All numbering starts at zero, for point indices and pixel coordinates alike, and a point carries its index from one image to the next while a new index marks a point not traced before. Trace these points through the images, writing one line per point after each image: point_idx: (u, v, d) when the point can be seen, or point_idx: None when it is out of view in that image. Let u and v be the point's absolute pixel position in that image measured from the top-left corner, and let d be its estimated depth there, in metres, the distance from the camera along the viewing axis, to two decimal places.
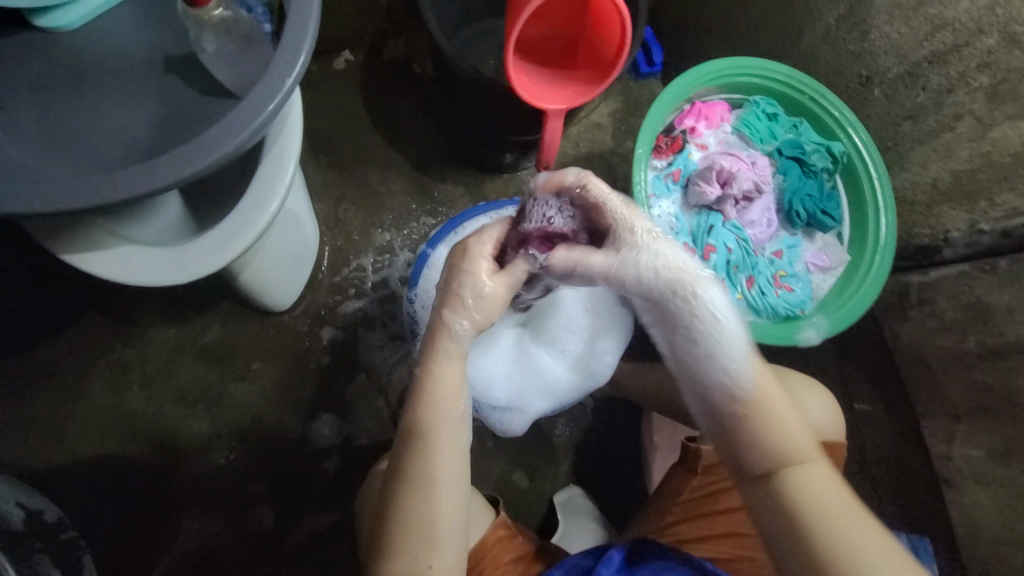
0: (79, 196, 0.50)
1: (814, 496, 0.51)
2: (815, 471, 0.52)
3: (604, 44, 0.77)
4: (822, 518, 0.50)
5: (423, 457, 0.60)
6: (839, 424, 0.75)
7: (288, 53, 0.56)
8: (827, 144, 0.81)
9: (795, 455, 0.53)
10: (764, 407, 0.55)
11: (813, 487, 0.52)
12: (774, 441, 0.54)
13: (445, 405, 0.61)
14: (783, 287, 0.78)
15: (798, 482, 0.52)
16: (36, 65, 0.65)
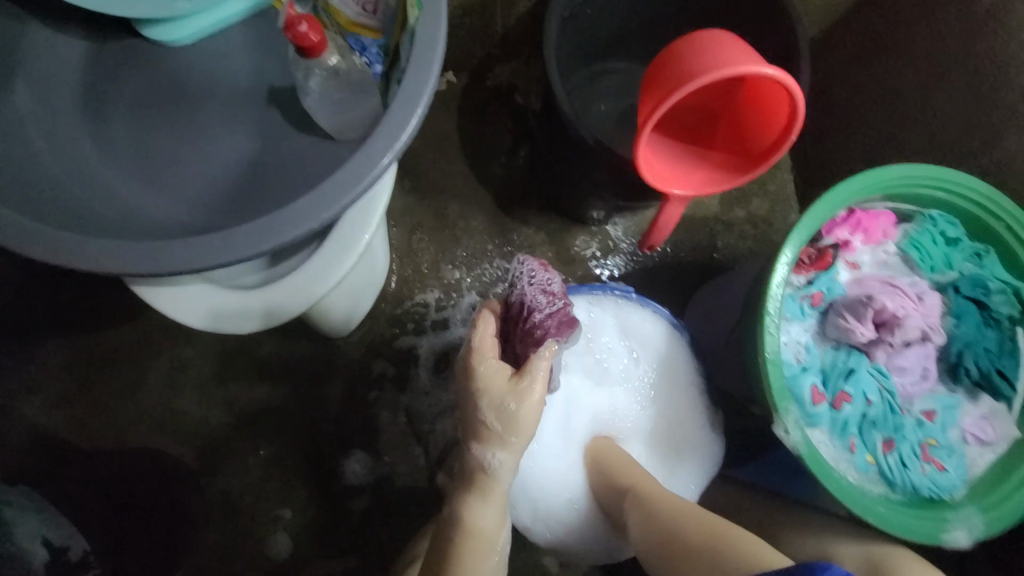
0: (149, 259, 0.45)
1: (655, 508, 0.69)
2: (645, 484, 0.73)
3: (755, 126, 0.64)
4: (664, 517, 0.67)
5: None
6: None
7: (397, 121, 0.49)
8: (1018, 288, 0.64)
9: (630, 481, 0.74)
10: (606, 451, 0.79)
11: (652, 499, 0.70)
12: (612, 466, 0.77)
13: (481, 530, 0.64)
14: (931, 461, 0.62)
15: (641, 498, 0.71)
16: (140, 81, 0.62)
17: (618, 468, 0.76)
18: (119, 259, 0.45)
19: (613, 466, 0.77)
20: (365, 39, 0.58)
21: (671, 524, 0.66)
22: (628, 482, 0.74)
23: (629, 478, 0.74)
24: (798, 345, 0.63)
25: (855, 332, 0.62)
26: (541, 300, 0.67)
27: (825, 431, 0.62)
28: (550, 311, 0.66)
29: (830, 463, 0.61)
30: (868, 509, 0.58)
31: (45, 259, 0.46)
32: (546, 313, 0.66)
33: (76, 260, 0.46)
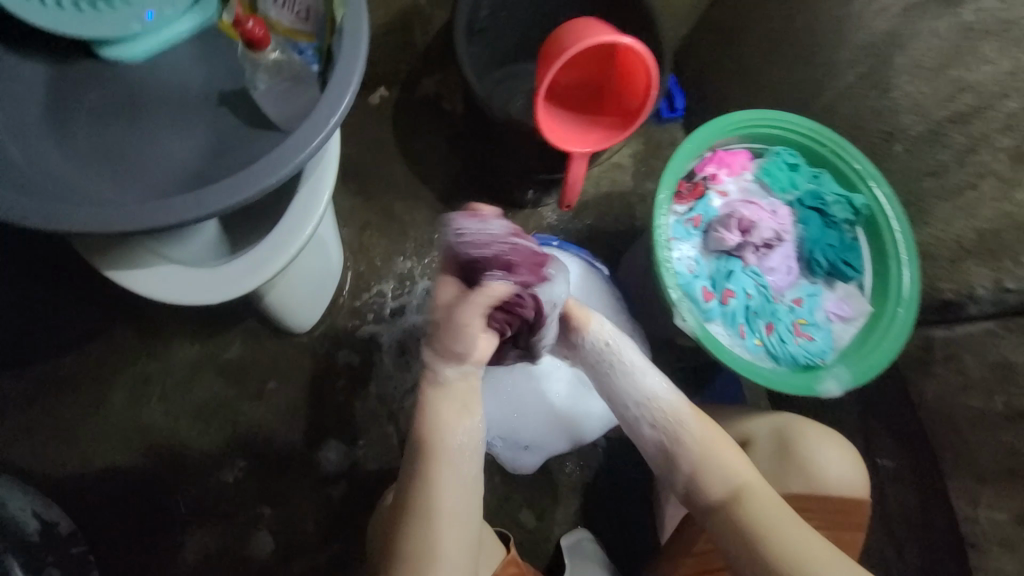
0: (134, 218, 0.57)
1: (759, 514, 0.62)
2: (756, 486, 0.65)
3: (630, 91, 0.81)
4: (769, 529, 0.61)
5: (434, 480, 0.64)
6: (862, 476, 0.73)
7: (334, 95, 0.61)
8: (848, 197, 0.81)
9: (740, 477, 0.65)
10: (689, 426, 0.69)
11: (759, 504, 0.63)
12: (717, 459, 0.67)
13: (443, 439, 0.65)
14: (803, 335, 0.78)
15: (748, 499, 0.63)
16: (98, 94, 0.70)
17: (723, 461, 0.66)
18: (110, 219, 0.57)
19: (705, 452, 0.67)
20: (302, 44, 0.69)
21: (773, 536, 0.60)
22: (736, 480, 0.65)
23: (737, 472, 0.66)
24: (688, 259, 0.78)
25: (727, 240, 0.78)
26: (473, 243, 0.62)
27: (719, 323, 0.77)
28: (481, 253, 0.62)
29: (727, 347, 0.75)
30: (757, 373, 0.73)
31: (38, 226, 0.56)
32: (484, 252, 0.62)
33: (68, 225, 0.56)
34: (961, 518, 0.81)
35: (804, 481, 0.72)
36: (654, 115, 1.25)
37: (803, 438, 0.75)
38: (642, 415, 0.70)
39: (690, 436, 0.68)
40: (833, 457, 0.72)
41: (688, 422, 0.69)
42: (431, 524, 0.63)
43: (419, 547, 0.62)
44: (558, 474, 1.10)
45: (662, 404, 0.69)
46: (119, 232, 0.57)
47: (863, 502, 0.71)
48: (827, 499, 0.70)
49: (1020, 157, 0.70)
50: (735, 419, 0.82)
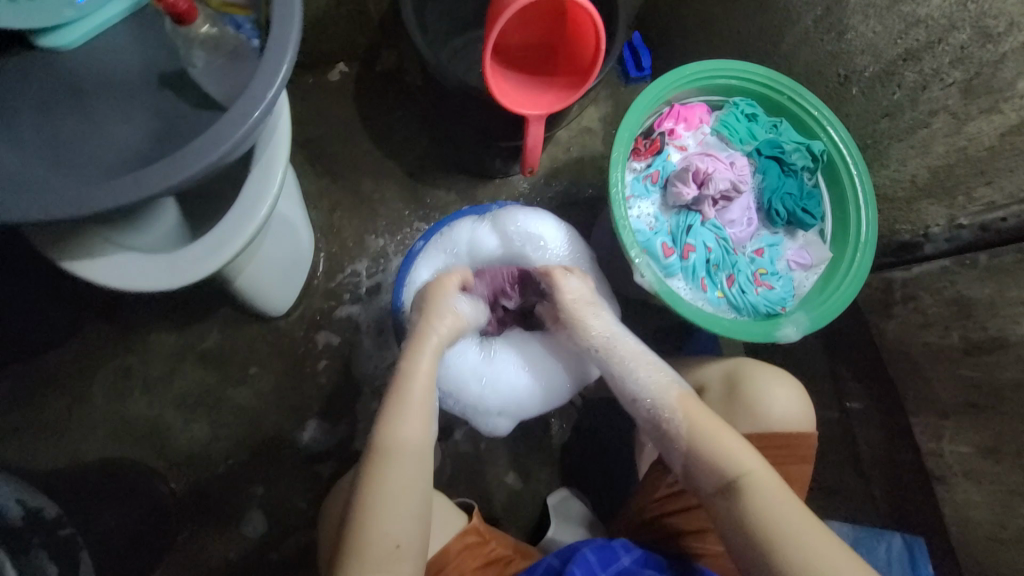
0: (74, 203, 0.58)
1: (761, 505, 0.61)
2: (760, 474, 0.64)
3: (582, 49, 0.80)
4: (772, 521, 0.60)
5: (391, 423, 0.69)
6: (810, 412, 0.76)
7: (271, 69, 0.62)
8: (807, 144, 0.82)
9: (740, 466, 0.64)
10: (691, 414, 0.70)
11: (763, 494, 0.62)
12: (710, 452, 0.67)
13: (407, 389, 0.72)
14: (763, 285, 0.80)
15: (751, 489, 0.63)
16: (34, 84, 0.68)
17: (722, 449, 0.66)
18: (50, 209, 0.57)
19: (701, 430, 0.68)
20: (237, 18, 0.69)
21: (777, 528, 0.60)
22: (736, 467, 0.65)
23: (738, 462, 0.65)
24: (647, 216, 0.80)
25: (684, 194, 0.79)
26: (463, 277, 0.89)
27: (680, 278, 0.78)
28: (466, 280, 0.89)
29: (688, 300, 0.77)
30: (717, 324, 0.73)
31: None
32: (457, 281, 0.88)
33: (11, 218, 0.57)
34: (926, 453, 0.85)
35: (750, 420, 0.75)
36: (621, 75, 1.23)
37: (748, 379, 0.77)
38: (639, 402, 0.75)
39: (679, 429, 0.70)
40: (779, 394, 0.75)
41: (675, 415, 0.71)
42: (381, 468, 0.66)
43: (371, 485, 0.65)
44: (542, 437, 1.13)
45: (648, 394, 0.74)
46: (61, 218, 0.58)
47: (810, 435, 0.74)
48: (772, 435, 0.73)
49: (969, 91, 0.69)
50: (691, 369, 0.86)
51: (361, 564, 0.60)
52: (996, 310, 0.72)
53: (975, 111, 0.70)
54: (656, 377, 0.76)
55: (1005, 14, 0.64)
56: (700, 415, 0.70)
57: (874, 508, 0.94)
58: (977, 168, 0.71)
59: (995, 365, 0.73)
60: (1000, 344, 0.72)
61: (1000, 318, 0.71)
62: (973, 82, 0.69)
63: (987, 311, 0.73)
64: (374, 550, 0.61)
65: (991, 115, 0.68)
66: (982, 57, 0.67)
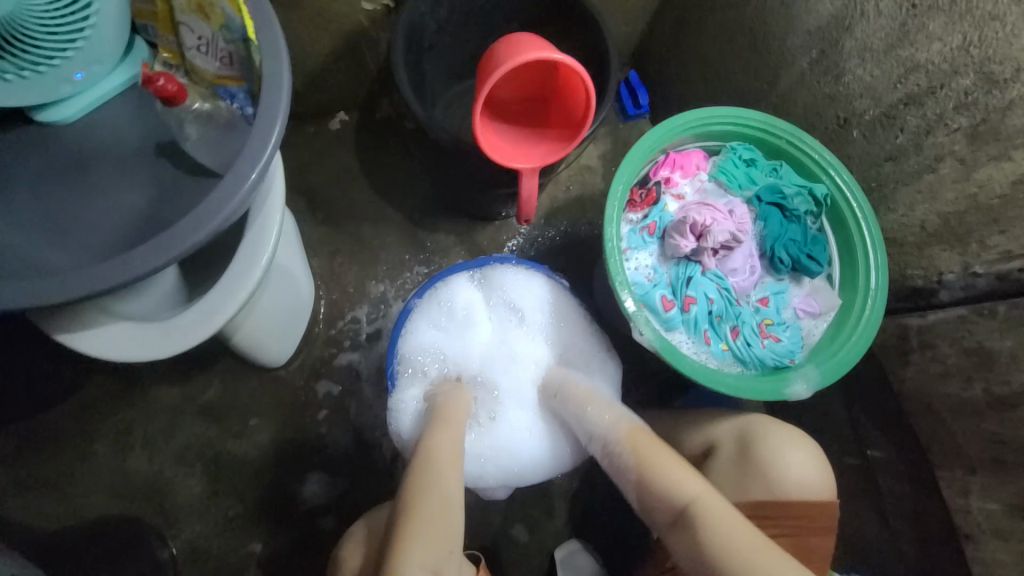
0: (59, 287, 0.57)
1: (711, 528, 0.65)
2: (707, 500, 0.67)
3: (574, 102, 0.80)
4: (722, 538, 0.63)
5: (429, 447, 0.76)
6: (829, 476, 0.72)
7: (258, 144, 0.62)
8: (809, 187, 0.80)
9: (689, 494, 0.69)
10: (640, 448, 0.74)
11: (713, 517, 0.66)
12: (660, 482, 0.71)
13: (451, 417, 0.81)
14: (770, 336, 0.77)
15: (701, 515, 0.66)
16: (35, 159, 0.69)
17: (670, 478, 0.71)
18: (34, 293, 0.56)
19: (649, 463, 0.73)
20: (232, 88, 0.69)
21: (725, 547, 0.63)
22: (685, 496, 0.69)
23: (686, 489, 0.69)
24: (646, 268, 0.78)
25: (682, 246, 0.77)
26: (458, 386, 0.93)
27: (682, 331, 0.76)
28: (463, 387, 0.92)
29: (691, 356, 0.74)
30: (720, 382, 0.70)
31: None
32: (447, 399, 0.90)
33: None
34: (954, 510, 0.79)
35: (766, 488, 0.71)
36: (620, 113, 1.22)
37: (761, 441, 0.73)
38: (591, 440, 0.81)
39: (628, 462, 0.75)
40: (794, 460, 0.71)
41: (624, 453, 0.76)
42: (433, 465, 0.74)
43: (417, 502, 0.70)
44: (549, 486, 1.09)
45: (598, 433, 0.80)
46: (47, 304, 0.57)
47: (828, 504, 0.70)
48: (790, 504, 0.69)
49: (975, 137, 0.67)
50: (700, 425, 0.81)
51: (417, 556, 0.65)
52: (1019, 364, 0.68)
53: (983, 158, 0.67)
54: (608, 417, 0.80)
55: (1010, 60, 0.61)
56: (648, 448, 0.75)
57: (902, 565, 0.88)
58: (989, 216, 0.68)
59: (1023, 422, 0.69)
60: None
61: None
62: (979, 129, 0.66)
63: (1009, 364, 0.69)
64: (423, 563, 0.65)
65: (1000, 162, 0.66)
66: (987, 103, 0.65)
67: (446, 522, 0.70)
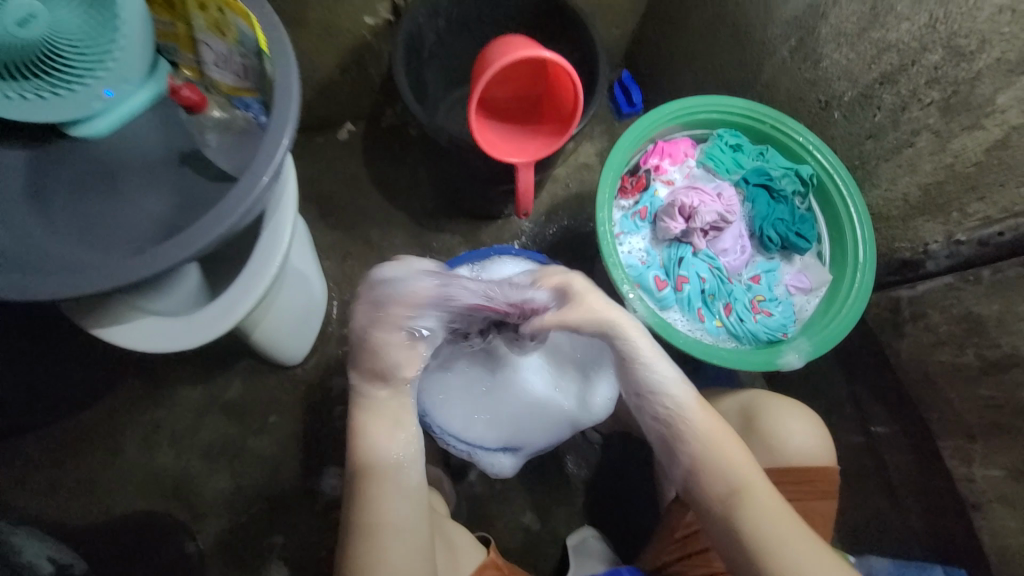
0: (97, 279, 0.63)
1: (753, 517, 0.62)
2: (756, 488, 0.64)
3: (565, 98, 0.86)
4: (762, 528, 0.62)
5: (361, 434, 0.68)
6: (829, 445, 0.74)
7: (272, 143, 0.68)
8: (795, 169, 0.82)
9: (737, 478, 0.65)
10: (701, 422, 0.68)
11: (758, 506, 0.63)
12: (713, 460, 0.66)
13: (370, 422, 0.68)
14: (762, 312, 0.80)
15: (747, 501, 0.63)
16: (68, 171, 0.76)
17: (723, 461, 0.65)
18: (76, 285, 0.63)
19: (710, 439, 0.67)
20: (246, 99, 0.78)
21: (761, 531, 0.62)
22: (735, 479, 0.65)
23: (735, 473, 0.65)
24: (638, 250, 0.82)
25: (672, 228, 0.81)
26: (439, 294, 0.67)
27: (676, 310, 0.80)
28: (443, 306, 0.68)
29: (685, 331, 0.78)
30: (714, 355, 0.73)
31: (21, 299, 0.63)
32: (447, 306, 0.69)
33: (43, 296, 0.62)
34: (957, 478, 0.80)
35: (766, 454, 0.73)
36: (614, 111, 1.27)
37: (765, 410, 0.76)
38: (649, 404, 0.71)
39: (691, 436, 0.68)
40: (794, 426, 0.74)
41: (692, 423, 0.68)
42: (372, 493, 0.66)
43: (364, 488, 0.66)
44: (559, 474, 1.12)
45: (664, 393, 0.69)
46: (87, 294, 0.63)
47: (828, 469, 0.72)
48: (790, 469, 0.71)
49: (948, 109, 0.70)
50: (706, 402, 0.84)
51: None
52: (1008, 326, 0.70)
53: (957, 129, 0.70)
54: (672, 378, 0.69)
55: (975, 33, 0.64)
56: (709, 427, 0.67)
57: (912, 539, 0.89)
58: (967, 184, 0.71)
59: (1015, 384, 0.70)
60: (1016, 361, 0.69)
61: (1013, 334, 0.69)
62: (951, 101, 0.69)
63: (998, 328, 0.70)
64: (391, 557, 0.63)
65: (973, 131, 0.68)
66: (957, 76, 0.67)
67: (400, 545, 0.64)
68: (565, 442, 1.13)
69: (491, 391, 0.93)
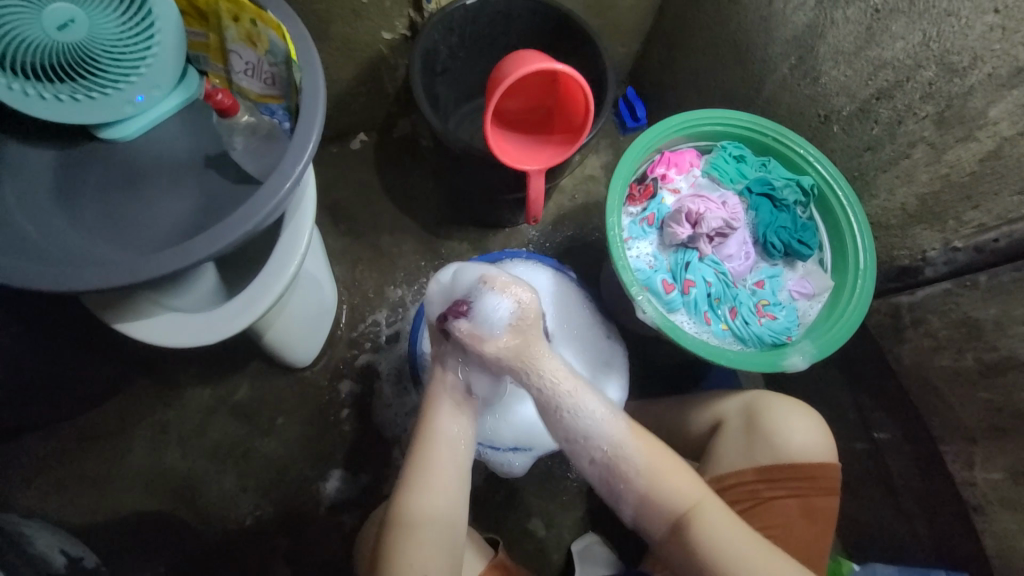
0: (127, 271, 0.65)
1: (707, 537, 0.65)
2: (708, 508, 0.67)
3: (574, 110, 0.90)
4: (715, 544, 0.65)
5: (427, 423, 0.73)
6: (831, 444, 0.75)
7: (299, 144, 0.71)
8: (796, 179, 0.86)
9: (687, 500, 0.67)
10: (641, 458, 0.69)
11: (710, 525, 0.66)
12: (661, 489, 0.68)
13: (433, 435, 0.72)
14: (766, 315, 0.83)
15: (699, 523, 0.66)
16: (98, 171, 0.79)
17: (673, 487, 0.68)
18: (106, 276, 0.64)
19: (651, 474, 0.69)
20: (272, 105, 0.80)
21: (718, 549, 0.65)
22: (685, 503, 0.67)
23: (685, 496, 0.67)
24: (647, 255, 0.86)
25: (679, 234, 0.85)
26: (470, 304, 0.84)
27: (683, 312, 0.83)
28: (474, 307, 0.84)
29: (693, 333, 0.81)
30: (721, 356, 0.75)
31: (50, 289, 0.64)
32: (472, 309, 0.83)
33: (73, 286, 0.64)
34: (960, 482, 0.81)
35: (769, 451, 0.74)
36: (619, 125, 1.30)
37: (767, 410, 0.77)
38: (586, 447, 0.72)
39: (633, 473, 0.69)
40: (796, 425, 0.75)
41: (631, 465, 0.69)
42: (416, 512, 0.67)
43: (416, 476, 0.69)
44: (564, 480, 1.12)
45: (600, 438, 0.71)
46: (117, 285, 0.65)
47: (831, 466, 0.73)
48: (792, 466, 0.73)
49: (942, 122, 0.73)
50: (708, 404, 0.86)
51: None
52: (1005, 330, 0.72)
53: (951, 140, 0.73)
54: (608, 421, 0.71)
55: (966, 51, 0.68)
56: (651, 461, 0.69)
57: (916, 545, 0.89)
58: (963, 193, 0.74)
59: (1014, 386, 0.72)
60: (1014, 364, 0.72)
61: (1010, 337, 0.71)
62: (945, 115, 0.73)
63: (996, 331, 0.73)
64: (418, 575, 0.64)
65: (967, 143, 0.72)
66: (950, 91, 0.71)
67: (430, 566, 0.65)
68: (571, 448, 1.14)
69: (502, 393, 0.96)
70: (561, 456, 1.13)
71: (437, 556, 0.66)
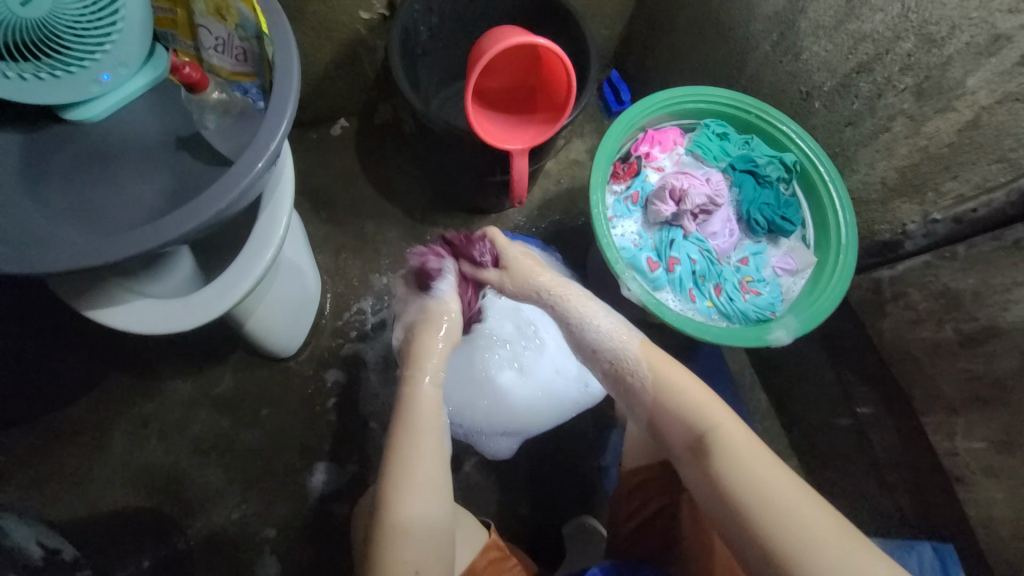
0: (93, 253, 0.62)
1: (731, 466, 0.56)
2: (724, 431, 0.59)
3: (556, 87, 0.89)
4: (736, 480, 0.56)
5: (407, 405, 0.69)
6: None
7: (273, 120, 0.68)
8: (779, 156, 0.86)
9: (708, 422, 0.60)
10: (658, 366, 0.66)
11: (730, 450, 0.57)
12: (674, 407, 0.63)
13: (416, 410, 0.69)
14: (750, 292, 0.84)
15: (717, 447, 0.58)
16: (62, 153, 0.75)
17: (691, 404, 0.62)
18: (72, 259, 0.62)
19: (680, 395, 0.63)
20: (245, 83, 0.79)
21: (739, 477, 0.56)
22: (704, 425, 0.60)
23: (705, 417, 0.60)
24: (631, 233, 0.86)
25: (663, 211, 0.85)
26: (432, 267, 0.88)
27: (669, 290, 0.83)
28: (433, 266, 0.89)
29: (679, 310, 0.81)
30: (706, 331, 0.75)
31: (14, 274, 0.61)
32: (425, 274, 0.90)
33: (38, 268, 0.61)
34: (941, 453, 0.83)
35: None
36: (603, 109, 1.30)
37: None
38: (597, 357, 0.71)
39: (645, 381, 0.65)
40: None
41: (638, 366, 0.67)
42: (401, 494, 0.63)
43: (400, 452, 0.65)
44: (553, 464, 1.12)
45: (610, 347, 0.70)
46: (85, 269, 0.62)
47: None
48: None
49: (921, 94, 0.74)
50: None
51: None
52: (984, 299, 0.73)
53: (930, 112, 0.74)
54: (617, 325, 0.71)
55: (945, 20, 0.68)
56: (665, 363, 0.66)
57: (900, 516, 0.91)
58: (941, 164, 0.75)
59: (994, 355, 0.73)
60: (995, 332, 0.73)
61: (989, 307, 0.73)
62: (924, 86, 0.73)
63: (975, 301, 0.74)
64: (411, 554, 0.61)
65: (945, 114, 0.73)
66: (928, 62, 0.72)
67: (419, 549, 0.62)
68: (560, 431, 1.14)
69: (491, 379, 0.97)
70: (550, 441, 1.13)
71: (435, 538, 0.63)
